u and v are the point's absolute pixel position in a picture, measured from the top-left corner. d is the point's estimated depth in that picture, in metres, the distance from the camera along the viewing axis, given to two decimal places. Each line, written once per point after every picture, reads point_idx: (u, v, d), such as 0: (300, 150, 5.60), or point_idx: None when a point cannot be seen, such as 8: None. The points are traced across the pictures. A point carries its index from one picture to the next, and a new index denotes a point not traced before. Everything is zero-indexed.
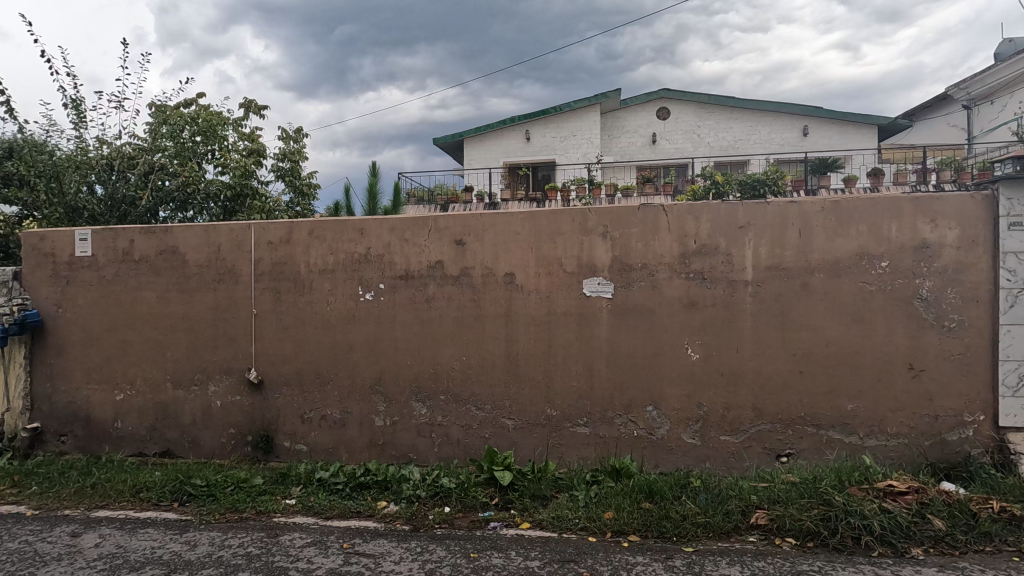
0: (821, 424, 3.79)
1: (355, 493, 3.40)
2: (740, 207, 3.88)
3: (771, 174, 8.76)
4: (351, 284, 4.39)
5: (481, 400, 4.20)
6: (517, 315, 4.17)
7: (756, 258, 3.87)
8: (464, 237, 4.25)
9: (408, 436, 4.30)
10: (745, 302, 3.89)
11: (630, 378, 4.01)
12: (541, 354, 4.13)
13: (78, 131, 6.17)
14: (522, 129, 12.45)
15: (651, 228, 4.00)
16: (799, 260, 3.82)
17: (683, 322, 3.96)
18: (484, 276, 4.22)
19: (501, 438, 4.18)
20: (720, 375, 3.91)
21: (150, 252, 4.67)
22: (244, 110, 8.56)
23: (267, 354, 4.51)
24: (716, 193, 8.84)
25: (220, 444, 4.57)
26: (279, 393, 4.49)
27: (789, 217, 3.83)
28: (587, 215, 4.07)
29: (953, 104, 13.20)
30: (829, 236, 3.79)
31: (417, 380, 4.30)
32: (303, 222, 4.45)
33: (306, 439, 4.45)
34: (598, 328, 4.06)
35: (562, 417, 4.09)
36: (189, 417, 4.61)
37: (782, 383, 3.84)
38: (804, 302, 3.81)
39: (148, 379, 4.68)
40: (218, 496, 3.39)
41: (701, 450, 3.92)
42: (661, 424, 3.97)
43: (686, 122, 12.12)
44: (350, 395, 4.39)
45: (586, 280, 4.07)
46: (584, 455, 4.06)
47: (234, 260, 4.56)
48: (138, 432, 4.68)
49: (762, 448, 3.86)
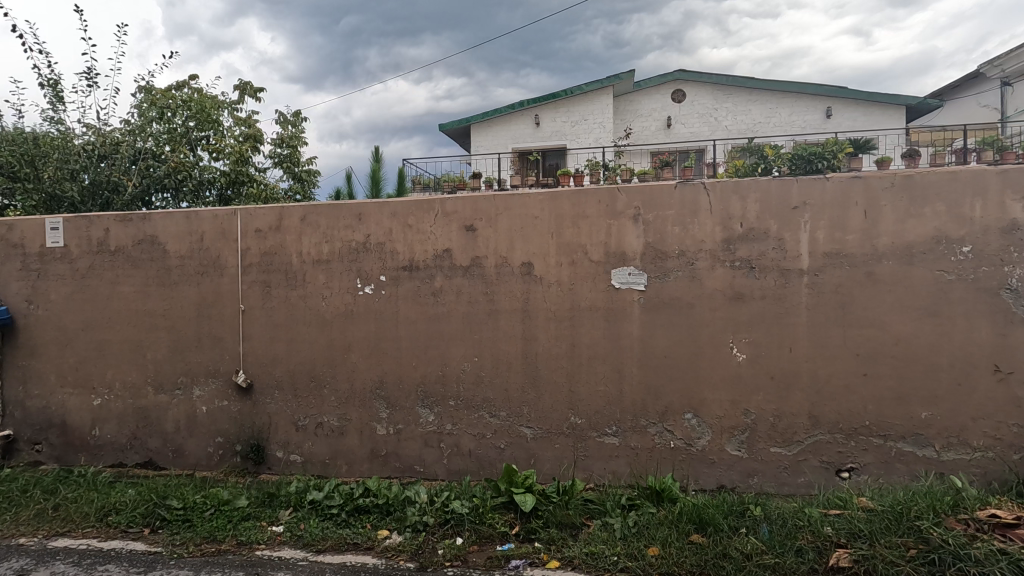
0: (889, 434, 3.29)
1: (351, 519, 2.93)
2: (793, 185, 3.35)
3: (830, 145, 7.66)
4: (348, 276, 3.92)
5: (495, 406, 3.73)
6: (536, 310, 3.68)
7: (813, 243, 3.35)
8: (474, 222, 3.75)
9: (414, 446, 3.84)
10: (800, 295, 3.37)
11: (665, 382, 3.52)
12: (563, 354, 3.64)
13: (57, 113, 5.73)
14: (530, 113, 11.88)
15: (690, 210, 3.47)
16: (863, 245, 3.29)
17: (726, 318, 3.45)
18: (497, 266, 3.72)
19: (519, 449, 3.70)
20: (771, 379, 3.41)
21: (127, 243, 4.21)
22: (239, 94, 8.10)
23: (256, 355, 4.05)
24: (765, 168, 8.07)
25: (207, 454, 4.13)
26: (271, 398, 4.03)
27: (853, 195, 3.29)
28: (615, 196, 3.55)
29: (985, 82, 12.49)
30: (900, 218, 3.25)
31: (424, 383, 3.82)
32: (293, 206, 3.97)
33: (301, 449, 4.00)
34: (629, 325, 3.56)
35: (587, 425, 3.61)
36: (173, 424, 4.18)
37: (843, 388, 3.33)
38: (870, 294, 3.29)
39: (128, 382, 4.24)
40: (195, 523, 2.94)
41: (748, 463, 3.44)
42: (702, 433, 3.48)
43: (703, 105, 11.51)
44: (350, 400, 3.92)
45: (615, 270, 3.56)
46: (613, 469, 3.58)
47: (220, 250, 4.10)
48: (118, 440, 4.25)
49: (819, 462, 3.36)
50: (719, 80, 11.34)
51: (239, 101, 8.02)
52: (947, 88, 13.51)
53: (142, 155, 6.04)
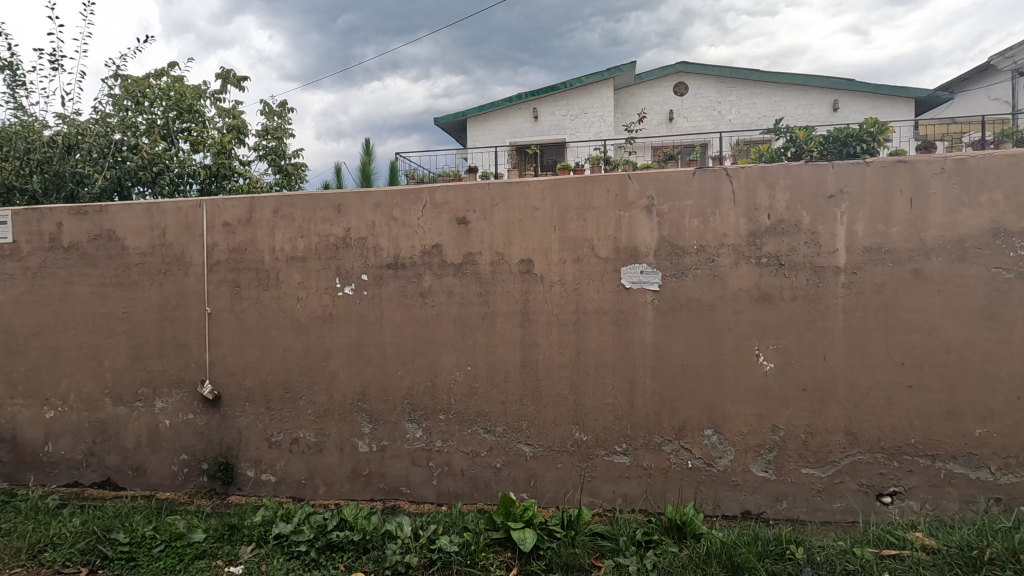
0: (938, 454, 2.89)
1: (323, 559, 2.56)
2: (829, 171, 2.95)
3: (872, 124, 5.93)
4: (326, 275, 3.50)
5: (490, 421, 3.32)
6: (536, 313, 3.27)
7: (851, 238, 2.95)
8: (466, 214, 3.34)
9: (400, 465, 3.44)
10: (836, 296, 2.97)
11: (682, 394, 3.12)
12: (567, 363, 3.24)
13: (14, 97, 5.25)
14: (528, 107, 11.47)
15: (711, 200, 3.07)
16: (909, 239, 2.89)
17: (752, 323, 3.05)
18: (493, 263, 3.31)
19: (517, 470, 3.30)
20: (803, 392, 3.01)
21: (81, 238, 3.78)
22: (221, 83, 7.68)
23: (224, 363, 3.64)
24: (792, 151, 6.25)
25: (170, 473, 3.71)
26: (241, 411, 3.62)
27: (897, 182, 2.90)
28: (626, 184, 3.15)
29: (995, 74, 12.13)
30: (950, 208, 2.85)
31: (410, 395, 3.41)
32: (265, 197, 3.55)
33: (274, 469, 3.59)
34: (641, 331, 3.16)
35: (594, 443, 3.21)
36: (133, 440, 3.77)
37: (885, 402, 2.94)
38: (917, 295, 2.89)
39: (83, 393, 3.82)
40: (141, 564, 2.58)
41: (777, 486, 3.04)
42: (724, 453, 3.08)
43: (706, 98, 11.11)
44: (328, 413, 3.52)
45: (626, 268, 3.16)
46: (624, 492, 3.18)
47: (184, 246, 3.68)
48: (73, 457, 3.84)
49: (857, 485, 2.97)
50: (723, 73, 10.94)
51: (222, 91, 7.59)
52: (957, 81, 13.14)
53: (115, 145, 5.51)
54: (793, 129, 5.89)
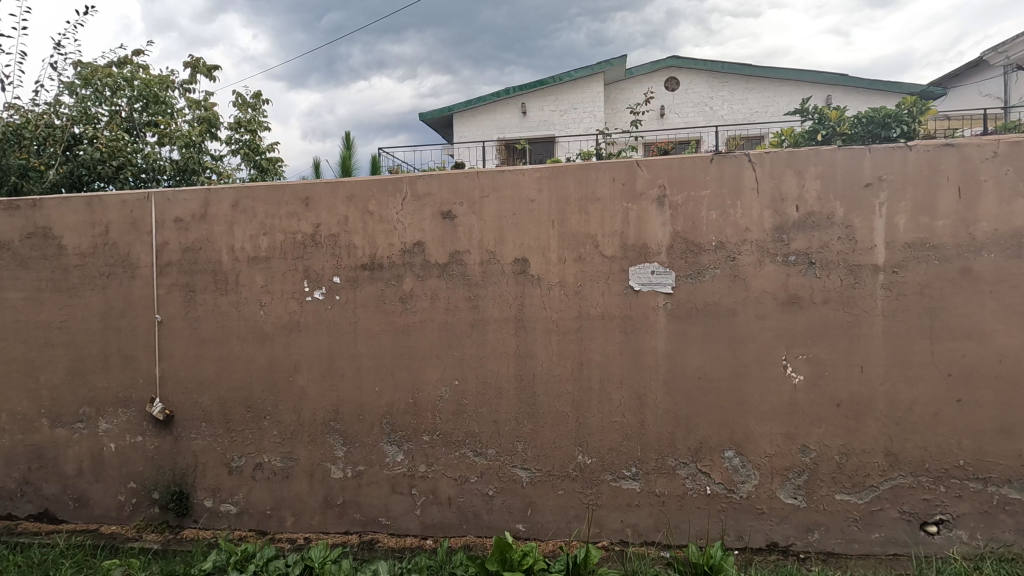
0: (990, 478, 2.54)
1: None
2: (866, 156, 2.59)
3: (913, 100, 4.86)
4: (293, 278, 3.08)
5: (481, 443, 2.92)
6: (532, 320, 2.88)
7: (891, 232, 2.59)
8: (452, 208, 2.94)
9: (378, 493, 3.02)
10: (874, 298, 2.61)
11: (699, 411, 2.74)
12: (568, 377, 2.85)
13: None
14: (518, 101, 11.06)
15: (730, 190, 2.70)
16: (957, 234, 2.54)
17: (779, 329, 2.68)
18: (483, 264, 2.91)
19: (512, 498, 2.90)
20: (837, 408, 2.65)
21: (11, 237, 3.31)
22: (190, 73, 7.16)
23: (177, 379, 3.20)
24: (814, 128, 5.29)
25: (117, 504, 3.26)
26: (196, 433, 3.18)
27: (942, 169, 2.54)
28: (634, 172, 2.76)
29: (987, 70, 11.98)
30: (1004, 197, 2.49)
31: (390, 414, 3.00)
32: (223, 189, 3.12)
33: (235, 498, 3.16)
34: (652, 339, 2.78)
35: (599, 466, 2.83)
36: (74, 466, 3.31)
37: (930, 418, 2.58)
38: (965, 296, 2.54)
39: (17, 413, 3.35)
40: None
41: (808, 515, 2.67)
42: (747, 477, 2.71)
43: (699, 93, 10.77)
44: (296, 435, 3.09)
45: (634, 268, 2.78)
46: (634, 523, 2.80)
47: (130, 245, 3.23)
48: (6, 487, 3.37)
49: (898, 512, 2.61)
50: (715, 67, 10.60)
51: (191, 82, 7.08)
52: (947, 77, 12.98)
53: (70, 137, 4.86)
54: (822, 109, 5.07)
